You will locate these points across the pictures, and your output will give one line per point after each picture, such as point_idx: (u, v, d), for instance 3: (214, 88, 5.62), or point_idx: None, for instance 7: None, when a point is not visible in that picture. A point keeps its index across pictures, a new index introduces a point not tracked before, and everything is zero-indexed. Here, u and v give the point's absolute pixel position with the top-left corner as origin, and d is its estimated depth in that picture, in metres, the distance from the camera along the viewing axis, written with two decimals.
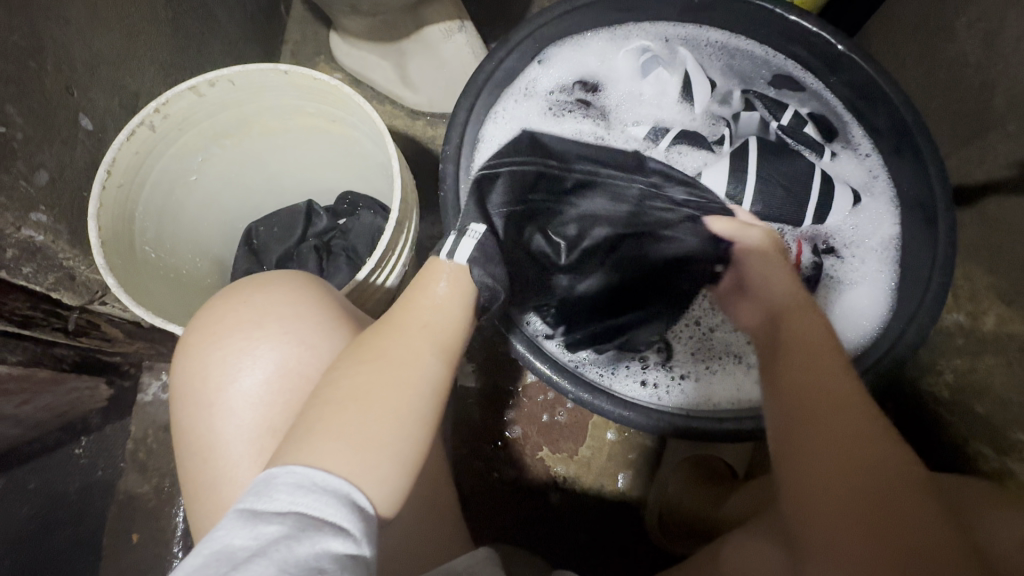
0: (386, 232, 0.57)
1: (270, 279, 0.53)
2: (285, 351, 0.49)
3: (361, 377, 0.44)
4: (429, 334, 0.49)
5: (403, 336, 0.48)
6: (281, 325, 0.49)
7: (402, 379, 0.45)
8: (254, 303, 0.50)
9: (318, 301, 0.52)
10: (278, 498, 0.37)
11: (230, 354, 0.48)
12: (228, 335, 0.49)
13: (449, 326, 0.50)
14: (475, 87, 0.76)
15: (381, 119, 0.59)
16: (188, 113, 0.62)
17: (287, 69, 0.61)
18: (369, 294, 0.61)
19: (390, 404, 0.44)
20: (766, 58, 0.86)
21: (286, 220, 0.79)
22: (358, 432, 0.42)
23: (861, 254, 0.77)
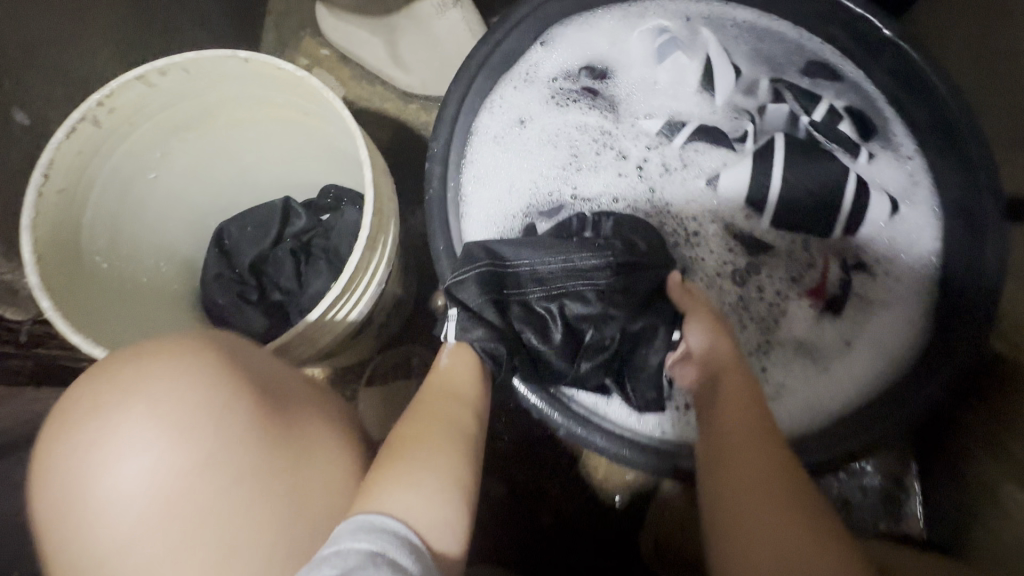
0: (355, 252, 0.51)
1: (143, 347, 0.46)
2: (166, 431, 0.42)
3: (411, 437, 0.52)
4: (456, 402, 0.57)
5: (431, 414, 0.55)
6: (155, 400, 0.43)
7: (448, 431, 0.54)
8: (124, 382, 0.43)
9: (205, 358, 0.45)
10: (342, 541, 0.41)
11: (103, 448, 0.42)
12: (96, 425, 0.42)
13: (465, 393, 0.58)
14: (468, 74, 0.67)
15: (351, 116, 0.52)
16: (139, 104, 0.55)
17: (246, 57, 0.53)
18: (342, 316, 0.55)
19: (440, 454, 0.52)
20: (799, 42, 0.76)
21: (261, 218, 0.73)
22: (419, 481, 0.48)
23: (897, 272, 0.68)
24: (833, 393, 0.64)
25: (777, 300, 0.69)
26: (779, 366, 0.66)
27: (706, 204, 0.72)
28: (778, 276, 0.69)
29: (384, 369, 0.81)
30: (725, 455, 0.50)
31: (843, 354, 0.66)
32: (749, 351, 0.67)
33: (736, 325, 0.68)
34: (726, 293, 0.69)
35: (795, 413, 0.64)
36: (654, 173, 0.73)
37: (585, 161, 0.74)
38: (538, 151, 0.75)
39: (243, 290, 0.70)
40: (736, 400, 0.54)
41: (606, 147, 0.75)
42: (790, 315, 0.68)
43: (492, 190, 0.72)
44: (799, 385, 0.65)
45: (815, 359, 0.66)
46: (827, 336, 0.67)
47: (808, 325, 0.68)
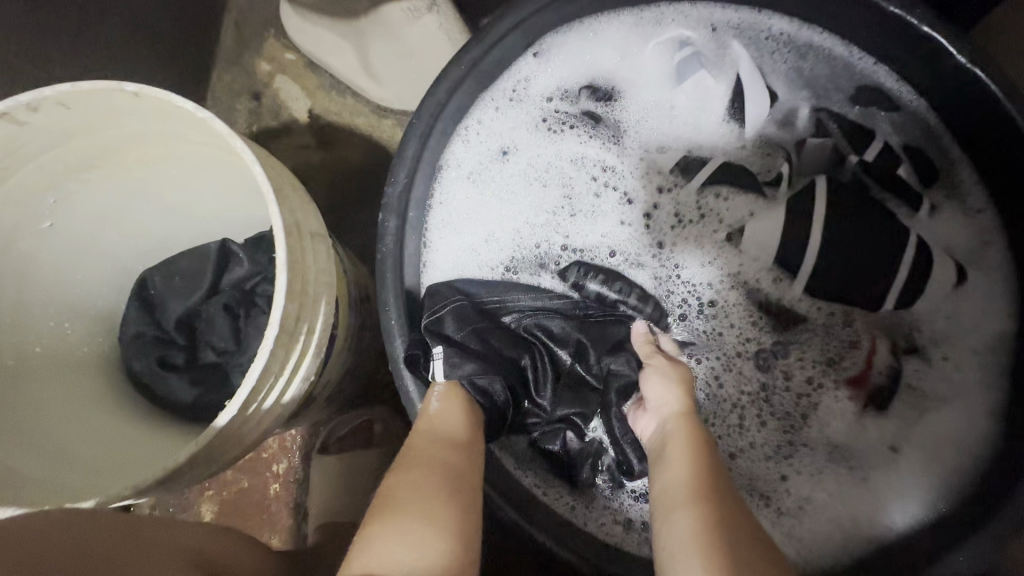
0: (258, 360, 0.40)
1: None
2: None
3: (404, 492, 0.43)
4: (454, 449, 0.47)
5: (422, 463, 0.45)
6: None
7: (444, 480, 0.44)
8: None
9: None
10: None
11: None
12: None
13: (454, 438, 0.47)
14: (434, 101, 0.55)
15: (263, 175, 0.40)
16: (9, 147, 0.44)
17: (136, 90, 0.41)
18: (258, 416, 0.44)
19: (440, 508, 0.42)
20: (850, 61, 0.61)
21: (194, 265, 0.62)
22: (420, 538, 0.40)
23: (958, 358, 0.55)
24: (873, 515, 0.52)
25: (806, 391, 0.57)
26: (805, 474, 0.54)
27: (727, 264, 0.59)
28: (811, 360, 0.57)
29: (343, 432, 0.71)
30: (681, 506, 0.41)
31: (888, 464, 0.54)
32: (770, 453, 0.55)
33: (754, 420, 0.56)
34: (746, 379, 0.57)
35: (825, 538, 0.52)
36: (664, 224, 0.61)
37: (579, 207, 0.62)
38: (525, 192, 0.62)
39: (167, 352, 0.60)
40: (701, 456, 0.44)
41: (611, 185, 0.62)
42: (823, 411, 0.56)
43: (468, 238, 0.60)
44: (830, 500, 0.53)
45: (852, 468, 0.54)
46: (868, 439, 0.55)
47: (844, 424, 0.55)
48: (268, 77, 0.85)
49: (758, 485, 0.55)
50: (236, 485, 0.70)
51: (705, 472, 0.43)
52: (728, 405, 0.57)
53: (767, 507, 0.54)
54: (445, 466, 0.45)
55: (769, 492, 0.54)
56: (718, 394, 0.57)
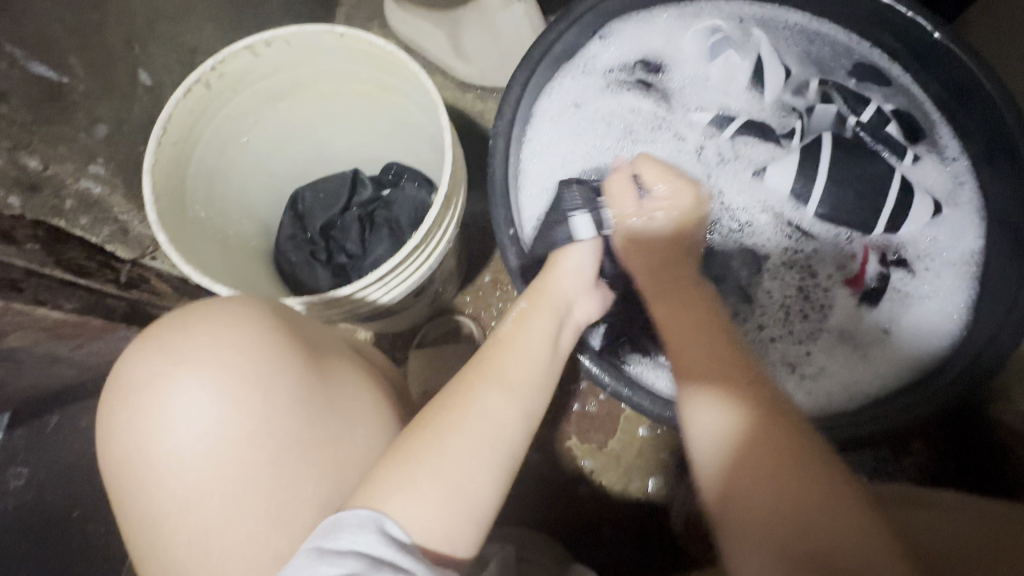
0: (432, 210, 0.58)
1: (193, 308, 0.46)
2: (220, 399, 0.43)
3: (429, 440, 0.45)
4: (505, 394, 0.50)
5: (483, 371, 0.51)
6: (210, 371, 0.43)
7: (479, 431, 0.47)
8: (178, 350, 0.44)
9: (262, 328, 0.45)
10: (343, 537, 0.39)
11: (161, 410, 0.43)
12: (157, 390, 0.43)
13: (530, 356, 0.54)
14: (533, 60, 0.72)
15: (435, 90, 0.58)
16: (243, 73, 0.62)
17: (343, 32, 0.59)
18: (412, 267, 0.61)
19: (465, 462, 0.45)
20: (850, 45, 0.78)
21: (333, 187, 0.79)
22: (421, 488, 0.43)
23: (937, 269, 0.70)
24: (873, 380, 0.67)
25: (815, 292, 0.72)
26: (817, 350, 0.70)
27: (754, 196, 0.75)
28: (825, 263, 0.73)
29: (434, 334, 0.86)
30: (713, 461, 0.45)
31: (884, 342, 0.69)
32: (789, 335, 0.71)
33: (796, 313, 0.72)
34: (788, 283, 0.73)
35: (836, 395, 0.67)
36: (711, 160, 0.77)
37: (640, 137, 0.79)
38: (593, 131, 0.79)
39: (314, 249, 0.76)
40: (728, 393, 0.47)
41: (659, 135, 0.79)
42: (834, 305, 0.71)
43: (550, 168, 0.77)
44: (837, 369, 0.68)
45: (858, 346, 0.69)
46: (867, 325, 0.70)
47: (849, 313, 0.71)
48: None
49: (779, 358, 0.70)
50: None
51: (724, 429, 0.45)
52: (774, 300, 0.72)
53: (793, 372, 0.69)
54: (480, 418, 0.47)
55: (792, 362, 0.69)
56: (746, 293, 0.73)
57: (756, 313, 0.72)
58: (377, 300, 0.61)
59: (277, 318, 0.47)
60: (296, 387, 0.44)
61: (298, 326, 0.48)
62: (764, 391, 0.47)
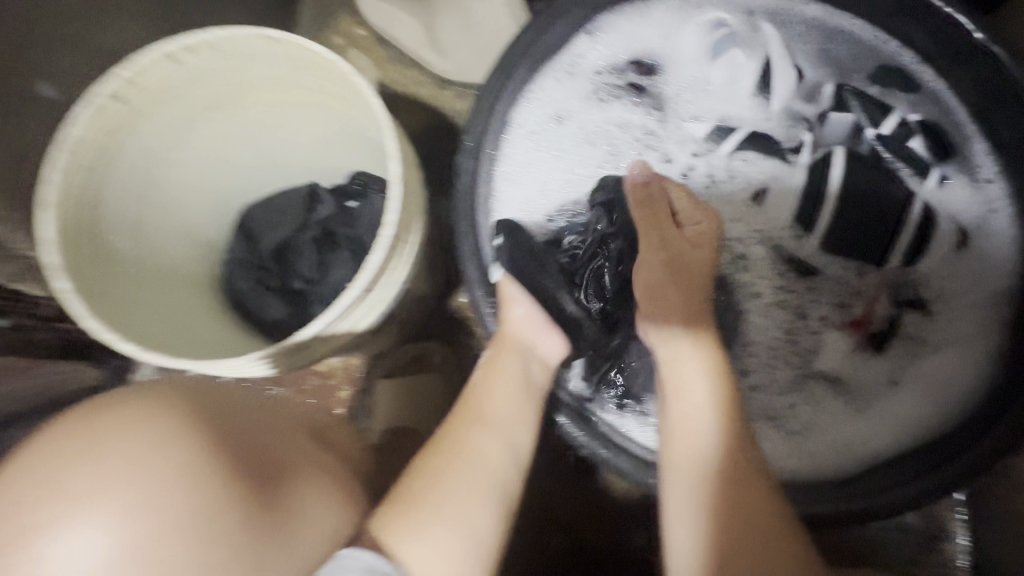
0: (375, 253, 0.49)
1: (77, 431, 0.37)
2: (130, 523, 0.35)
3: (426, 484, 0.50)
4: (492, 436, 0.54)
5: (465, 428, 0.54)
6: (116, 519, 0.35)
7: (478, 474, 0.51)
8: (71, 493, 0.35)
9: (186, 449, 0.38)
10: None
11: (48, 550, 0.34)
12: (33, 542, 0.34)
13: (507, 411, 0.56)
14: (507, 64, 0.63)
15: (382, 108, 0.49)
16: (166, 82, 0.53)
17: (276, 37, 0.50)
18: (362, 315, 0.53)
19: (466, 502, 0.50)
20: (874, 44, 0.67)
21: (287, 204, 0.71)
22: (437, 539, 0.47)
23: (959, 311, 0.62)
24: (867, 440, 0.60)
25: (810, 334, 0.64)
26: (808, 404, 0.62)
27: (751, 218, 0.66)
28: (824, 301, 0.64)
29: (403, 360, 0.79)
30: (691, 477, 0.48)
31: (887, 395, 0.61)
32: (785, 385, 0.63)
33: (780, 359, 0.64)
34: (776, 324, 0.65)
35: (829, 455, 0.60)
36: (698, 184, 0.68)
37: (626, 157, 0.70)
38: (575, 149, 0.70)
39: (264, 276, 0.69)
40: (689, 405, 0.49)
41: (649, 148, 0.70)
42: (829, 349, 0.63)
43: (525, 185, 0.68)
44: (832, 426, 0.61)
45: (856, 399, 0.62)
46: (869, 375, 0.62)
47: (849, 360, 0.63)
48: (341, 50, 0.94)
49: (768, 408, 0.63)
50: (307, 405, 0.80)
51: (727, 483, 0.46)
52: (756, 342, 0.65)
53: (777, 428, 0.62)
54: (472, 462, 0.52)
55: (777, 415, 0.62)
56: (741, 337, 0.65)
57: (736, 360, 0.64)
58: (324, 346, 0.53)
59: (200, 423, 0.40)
60: (241, 495, 0.39)
61: (216, 412, 0.43)
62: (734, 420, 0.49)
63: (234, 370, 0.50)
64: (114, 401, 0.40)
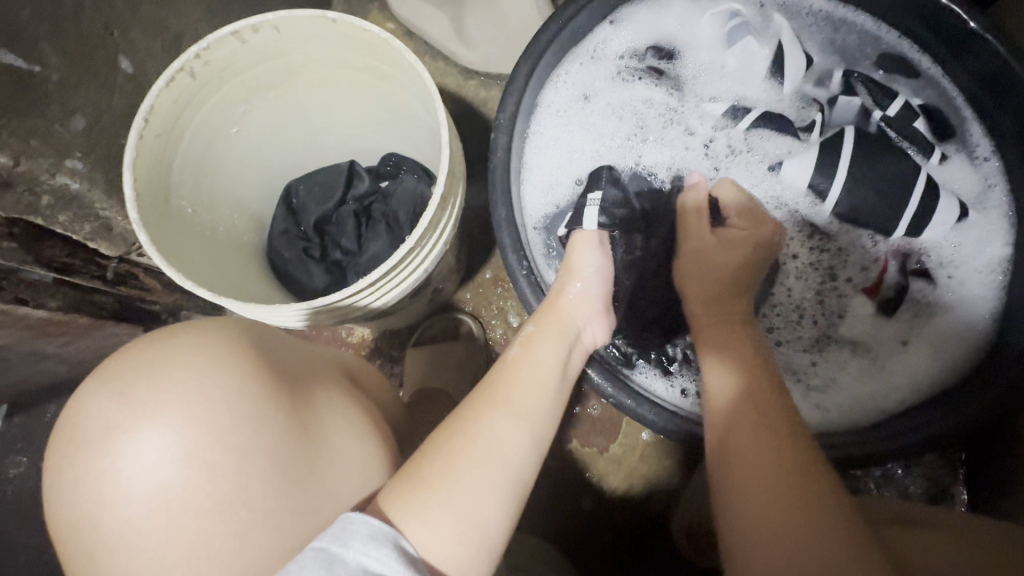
0: (429, 209, 0.53)
1: (142, 352, 0.42)
2: (187, 432, 0.39)
3: (439, 460, 0.47)
4: (515, 426, 0.51)
5: (488, 411, 0.51)
6: (176, 426, 0.39)
7: (491, 467, 0.48)
8: (137, 403, 0.39)
9: (238, 374, 0.42)
10: (353, 545, 0.39)
11: (116, 454, 0.38)
12: (107, 447, 0.39)
13: (533, 395, 0.54)
14: (538, 49, 0.68)
15: (432, 81, 0.54)
16: (231, 59, 0.59)
17: (335, 17, 0.55)
18: (408, 273, 0.58)
19: (475, 491, 0.46)
20: (878, 34, 0.73)
21: (328, 180, 0.75)
22: (437, 521, 0.44)
23: (962, 276, 0.66)
24: (886, 393, 0.64)
25: (829, 297, 0.69)
26: (829, 361, 0.67)
27: (769, 189, 0.71)
28: (843, 265, 0.69)
29: (432, 332, 0.83)
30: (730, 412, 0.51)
31: (899, 353, 0.66)
32: (807, 344, 0.68)
33: (808, 319, 0.69)
34: (807, 286, 0.70)
35: (846, 409, 0.64)
36: (718, 155, 0.73)
37: (651, 134, 0.75)
38: (599, 129, 0.75)
39: (308, 247, 0.74)
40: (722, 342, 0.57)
41: (670, 126, 0.75)
42: (846, 313, 0.68)
43: (554, 160, 0.74)
44: (849, 382, 0.65)
45: (869, 358, 0.66)
46: (880, 335, 0.67)
47: (861, 324, 0.68)
48: None
49: (791, 366, 0.67)
50: None
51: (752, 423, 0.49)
52: (786, 303, 0.69)
53: (798, 383, 0.66)
54: (483, 449, 0.48)
55: (798, 371, 0.67)
56: (768, 299, 0.69)
57: (762, 320, 0.69)
58: (371, 302, 0.58)
59: (247, 351, 0.44)
60: (282, 430, 0.42)
61: (266, 348, 0.46)
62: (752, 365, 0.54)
63: (277, 319, 0.55)
64: (174, 327, 0.44)
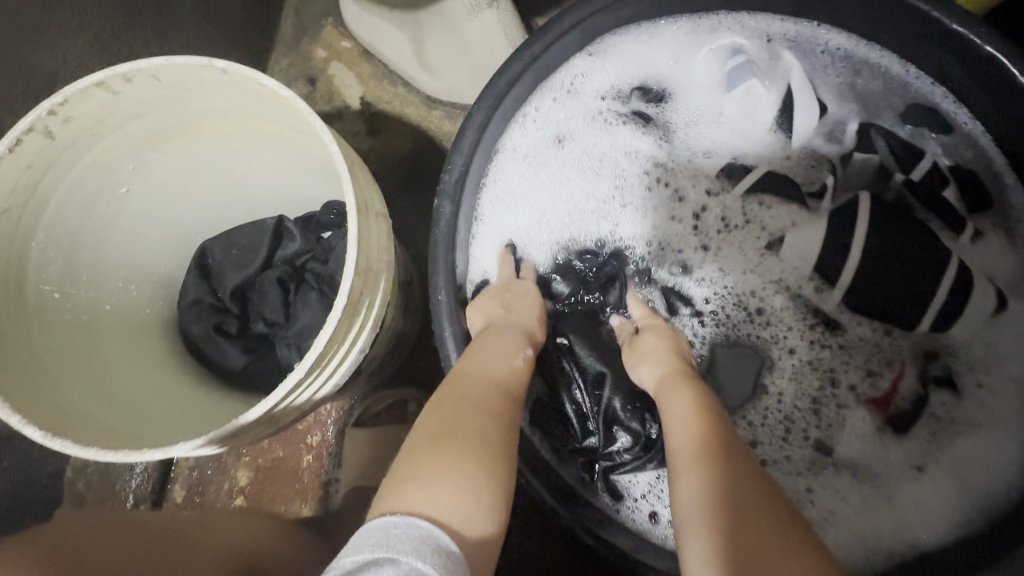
0: (326, 327, 0.42)
1: None
2: None
3: (437, 433, 0.42)
4: (498, 399, 0.46)
5: (461, 392, 0.45)
6: None
7: (481, 423, 0.44)
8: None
9: None
10: (401, 550, 0.33)
11: None
12: None
13: (506, 371, 0.49)
14: (493, 94, 0.56)
15: (341, 152, 0.42)
16: (101, 112, 0.47)
17: (224, 67, 0.44)
18: (304, 399, 0.47)
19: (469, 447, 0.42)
20: (905, 78, 0.60)
21: (250, 239, 0.64)
22: (439, 484, 0.39)
23: (994, 385, 0.54)
24: (894, 534, 0.53)
25: (830, 409, 0.57)
26: (826, 489, 0.56)
27: (766, 270, 0.60)
28: (853, 365, 0.58)
29: (377, 408, 0.72)
30: (692, 463, 0.41)
31: (912, 482, 0.54)
32: (801, 466, 0.57)
33: (801, 433, 0.57)
34: (803, 390, 0.58)
35: (848, 552, 0.53)
36: (711, 227, 0.62)
37: (631, 197, 0.63)
38: (568, 187, 0.63)
39: (222, 320, 0.63)
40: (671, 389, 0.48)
41: (659, 184, 0.63)
42: (848, 426, 0.57)
43: (519, 218, 0.62)
44: (850, 516, 0.54)
45: (874, 485, 0.55)
46: (890, 459, 0.55)
47: (866, 442, 0.56)
48: (324, 63, 0.87)
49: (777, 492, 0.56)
50: (272, 453, 0.73)
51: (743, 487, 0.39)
52: (779, 412, 0.58)
53: None
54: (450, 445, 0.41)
55: (791, 501, 0.56)
56: (769, 402, 0.58)
57: (746, 433, 0.58)
58: (277, 418, 0.47)
59: None
60: None
61: None
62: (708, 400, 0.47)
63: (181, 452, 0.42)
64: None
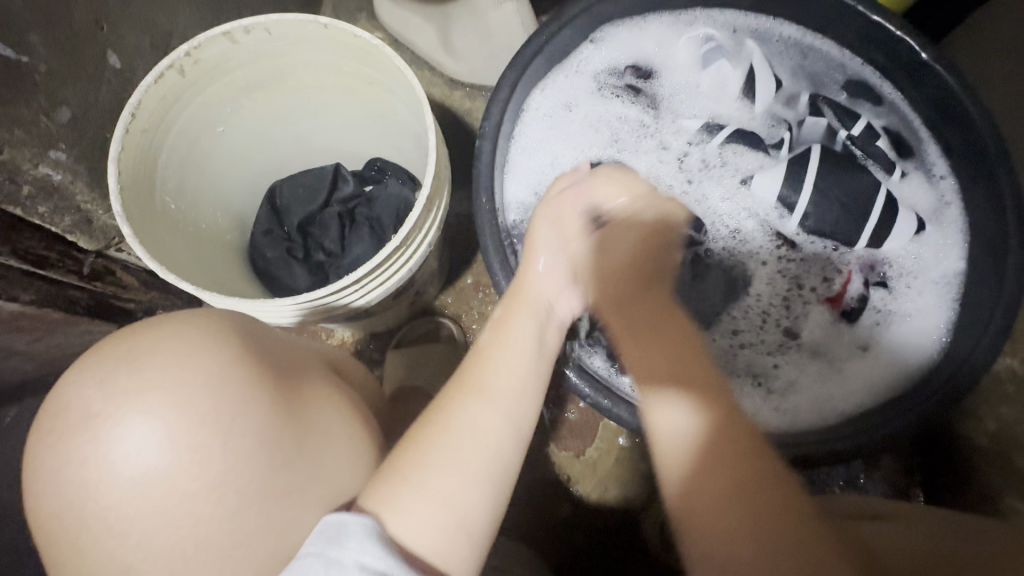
0: (414, 211, 0.55)
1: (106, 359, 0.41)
2: (175, 412, 0.40)
3: (412, 459, 0.49)
4: (484, 403, 0.52)
5: (452, 401, 0.52)
6: (161, 412, 0.40)
7: (459, 444, 0.49)
8: (124, 388, 0.40)
9: (220, 363, 0.43)
10: (348, 547, 0.41)
11: (101, 449, 0.39)
12: (93, 434, 0.39)
13: (510, 363, 0.54)
14: (523, 62, 0.70)
15: (421, 86, 0.56)
16: (221, 59, 0.60)
17: (327, 23, 0.57)
18: (384, 283, 0.59)
19: (449, 472, 0.48)
20: (843, 60, 0.76)
21: (313, 181, 0.75)
22: (411, 506, 0.46)
23: (919, 287, 0.70)
24: (846, 397, 0.68)
25: (793, 309, 0.73)
26: (792, 364, 0.71)
27: (739, 201, 0.75)
28: (812, 274, 0.73)
29: (413, 335, 0.84)
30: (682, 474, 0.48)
31: (858, 358, 0.70)
32: (769, 348, 0.72)
33: (771, 324, 0.73)
34: (774, 292, 0.73)
35: (805, 410, 0.68)
36: (693, 167, 0.77)
37: (626, 145, 0.79)
38: (582, 134, 0.79)
39: (291, 246, 0.74)
40: (656, 350, 0.52)
41: (648, 139, 0.79)
42: (809, 318, 0.72)
43: (539, 161, 0.77)
44: (810, 384, 0.70)
45: (829, 361, 0.70)
46: (843, 341, 0.71)
47: (824, 329, 0.72)
48: None
49: (752, 367, 0.71)
50: None
51: (724, 466, 0.46)
52: (757, 308, 0.73)
53: (760, 386, 0.70)
54: (468, 433, 0.50)
55: (761, 374, 0.71)
56: (751, 302, 0.73)
57: (729, 323, 0.73)
58: (357, 299, 0.58)
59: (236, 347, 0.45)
60: (266, 425, 0.43)
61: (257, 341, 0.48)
62: (709, 385, 0.50)
63: (275, 312, 0.55)
64: (152, 320, 0.45)
